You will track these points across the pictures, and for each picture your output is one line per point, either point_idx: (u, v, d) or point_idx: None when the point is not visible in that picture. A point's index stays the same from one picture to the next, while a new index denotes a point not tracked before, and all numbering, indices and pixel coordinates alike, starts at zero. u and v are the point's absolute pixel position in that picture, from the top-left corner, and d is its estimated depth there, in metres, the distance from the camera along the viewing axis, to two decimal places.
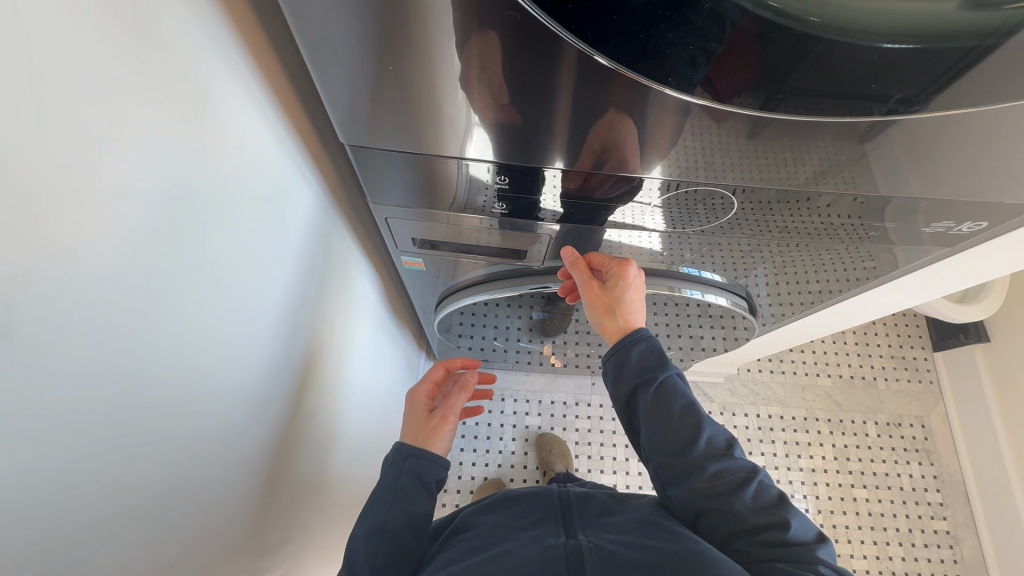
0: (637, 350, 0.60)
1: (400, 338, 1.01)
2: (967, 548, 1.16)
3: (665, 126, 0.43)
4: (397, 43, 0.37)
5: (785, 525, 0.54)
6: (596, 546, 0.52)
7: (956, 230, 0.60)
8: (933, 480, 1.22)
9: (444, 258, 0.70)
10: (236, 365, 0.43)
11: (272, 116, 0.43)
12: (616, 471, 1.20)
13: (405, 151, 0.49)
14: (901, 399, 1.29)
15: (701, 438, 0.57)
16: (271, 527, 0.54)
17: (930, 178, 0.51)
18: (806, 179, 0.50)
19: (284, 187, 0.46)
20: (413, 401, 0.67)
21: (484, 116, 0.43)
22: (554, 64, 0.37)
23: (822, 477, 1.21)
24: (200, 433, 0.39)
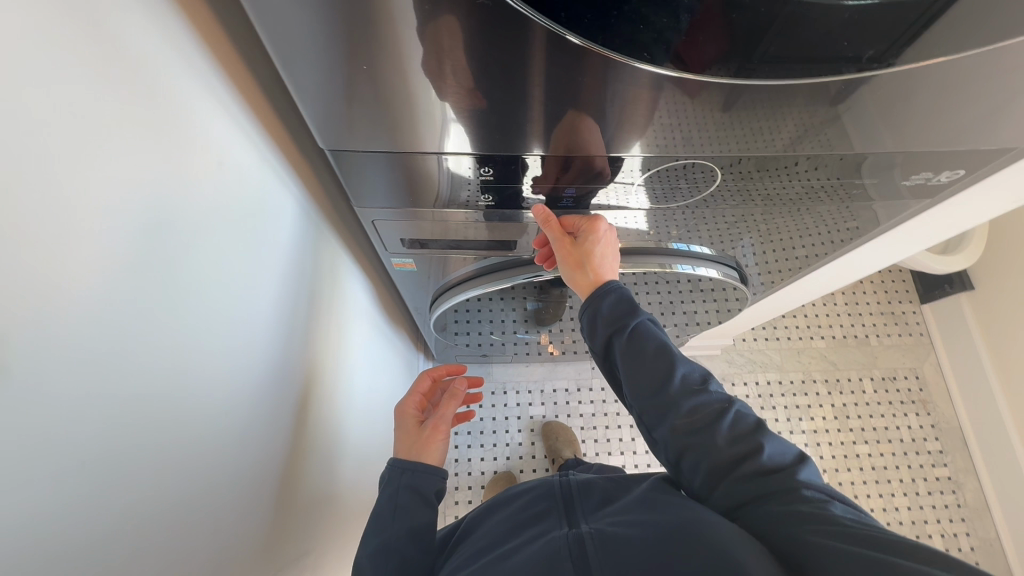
0: (610, 300, 0.59)
1: (397, 339, 1.02)
2: (970, 492, 1.16)
3: (641, 102, 0.43)
4: (368, 39, 0.37)
5: (763, 450, 0.51)
6: (597, 532, 0.51)
7: (935, 180, 0.61)
8: (931, 430, 1.21)
9: (435, 255, 0.72)
10: (242, 366, 0.46)
11: (241, 115, 0.45)
12: (623, 452, 1.19)
13: (384, 150, 0.50)
14: (894, 353, 1.28)
15: (674, 373, 0.55)
16: (292, 537, 0.56)
17: (903, 130, 0.51)
18: (784, 144, 0.51)
19: (264, 203, 0.49)
20: (402, 414, 0.72)
21: (458, 109, 0.44)
22: (521, 48, 0.37)
23: (825, 437, 1.20)
24: (209, 434, 0.41)
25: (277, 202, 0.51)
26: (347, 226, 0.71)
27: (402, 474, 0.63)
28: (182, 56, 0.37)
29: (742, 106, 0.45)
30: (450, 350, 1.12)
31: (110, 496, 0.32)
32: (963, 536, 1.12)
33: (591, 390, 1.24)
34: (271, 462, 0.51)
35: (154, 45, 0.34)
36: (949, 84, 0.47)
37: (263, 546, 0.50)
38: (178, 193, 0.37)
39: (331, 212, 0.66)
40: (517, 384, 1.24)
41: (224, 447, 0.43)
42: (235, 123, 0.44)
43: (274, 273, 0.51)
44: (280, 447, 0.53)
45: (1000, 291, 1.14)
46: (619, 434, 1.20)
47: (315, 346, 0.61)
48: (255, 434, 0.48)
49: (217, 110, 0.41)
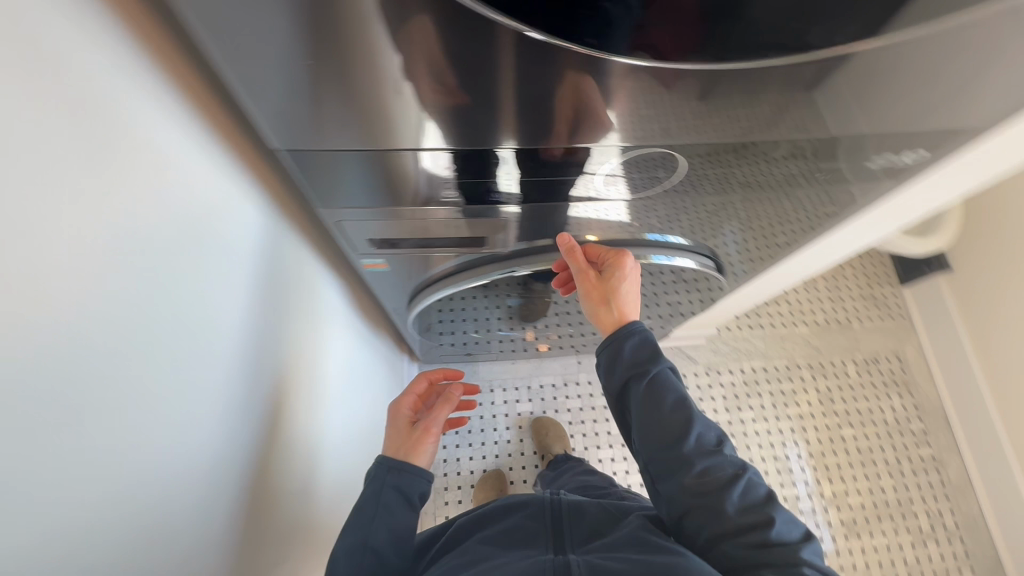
0: (632, 342, 0.64)
1: (378, 340, 1.01)
2: (953, 470, 1.18)
3: (595, 92, 0.42)
4: (302, 27, 0.36)
5: (770, 523, 0.57)
6: (584, 561, 0.57)
7: (898, 163, 0.59)
8: (914, 410, 1.23)
9: (413, 255, 0.71)
10: (194, 374, 0.45)
11: (180, 114, 0.43)
12: (612, 445, 1.18)
13: (344, 149, 0.49)
14: (876, 336, 1.29)
15: (690, 433, 0.60)
16: (262, 546, 0.56)
17: (873, 109, 0.50)
18: (759, 128, 0.51)
19: (214, 206, 0.48)
20: (396, 412, 0.71)
21: (413, 107, 0.43)
22: (467, 41, 0.36)
23: (811, 421, 1.21)
24: (153, 435, 0.40)
25: (230, 205, 0.50)
26: (317, 228, 0.70)
27: (389, 472, 0.64)
28: (104, 50, 0.36)
29: (699, 96, 0.44)
30: (434, 350, 1.11)
31: (34, 502, 0.31)
32: (947, 514, 1.14)
33: (577, 384, 1.24)
34: (234, 471, 0.50)
35: (72, 46, 0.34)
36: (912, 71, 0.47)
37: (227, 555, 0.49)
38: (103, 200, 0.36)
39: (298, 214, 0.64)
40: (504, 381, 1.23)
41: (173, 459, 0.42)
42: (175, 126, 0.43)
43: (230, 279, 0.50)
44: (244, 456, 0.52)
45: (976, 271, 1.15)
46: (607, 427, 1.20)
47: (281, 353, 0.60)
48: (212, 444, 0.47)
49: (150, 113, 0.40)
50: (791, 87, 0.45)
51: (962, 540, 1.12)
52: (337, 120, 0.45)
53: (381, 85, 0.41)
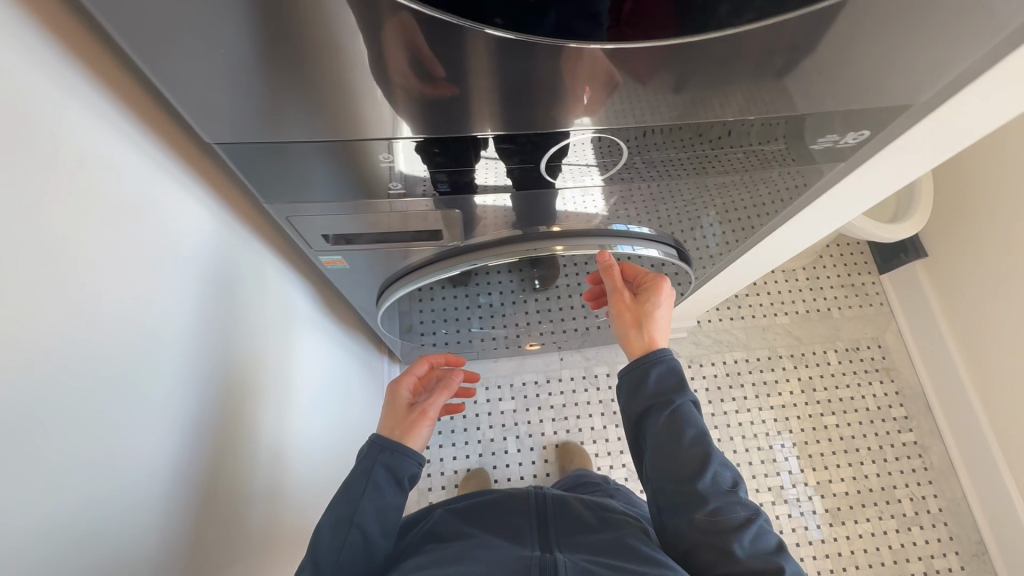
0: (656, 371, 0.64)
1: (354, 342, 1.01)
2: (935, 455, 1.18)
3: (533, 73, 0.41)
4: (221, 15, 0.36)
5: (778, 571, 0.57)
6: (573, 562, 0.58)
7: (843, 142, 0.60)
8: (895, 396, 1.23)
9: (368, 250, 0.69)
10: (134, 371, 0.44)
11: (110, 111, 0.43)
12: (596, 441, 1.18)
13: (266, 138, 0.48)
14: (856, 324, 1.29)
15: (708, 470, 0.60)
16: (219, 549, 0.55)
17: (839, 89, 0.50)
18: (732, 115, 0.51)
19: (150, 199, 0.47)
20: (394, 393, 0.70)
21: (332, 90, 0.42)
22: (384, 20, 0.36)
23: (793, 411, 1.22)
24: (88, 434, 0.40)
25: (170, 199, 0.49)
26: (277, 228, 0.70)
27: (382, 451, 0.63)
28: (22, 45, 0.36)
29: (638, 83, 0.44)
30: (414, 350, 1.11)
31: None
32: (931, 498, 1.15)
33: (559, 381, 1.24)
34: (182, 468, 0.50)
35: None
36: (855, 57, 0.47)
37: (178, 556, 0.49)
38: (17, 195, 0.35)
39: (254, 214, 0.64)
40: (486, 380, 1.23)
41: (109, 458, 0.42)
42: (100, 120, 0.42)
43: (178, 277, 0.50)
44: (194, 458, 0.52)
45: (954, 258, 1.17)
46: (591, 423, 1.20)
47: (237, 353, 0.59)
48: (154, 443, 0.46)
49: (75, 110, 0.40)
50: (733, 75, 0.45)
51: (947, 523, 1.13)
52: (254, 107, 0.44)
53: (296, 68, 0.40)
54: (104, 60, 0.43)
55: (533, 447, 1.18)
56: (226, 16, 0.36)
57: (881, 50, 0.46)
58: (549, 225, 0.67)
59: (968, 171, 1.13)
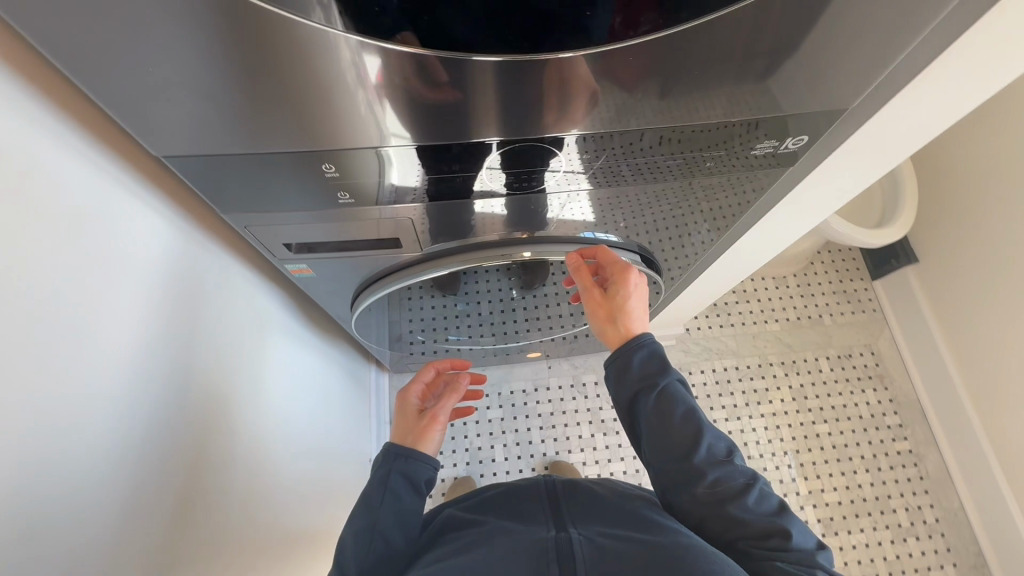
0: (638, 355, 0.61)
1: (337, 351, 1.03)
2: (931, 463, 1.17)
3: (489, 85, 0.43)
4: (158, 36, 0.38)
5: (787, 533, 0.55)
6: (587, 540, 0.55)
7: (784, 148, 0.60)
8: (890, 403, 1.22)
9: (329, 259, 0.68)
10: (86, 376, 0.46)
11: (66, 131, 0.45)
12: (583, 449, 1.19)
13: (217, 152, 0.49)
14: (849, 331, 1.28)
15: (703, 443, 0.57)
16: (188, 552, 0.56)
17: (809, 92, 0.50)
18: (718, 117, 0.51)
19: (103, 210, 0.49)
20: (403, 400, 0.70)
21: (269, 102, 0.44)
22: (313, 40, 0.38)
23: (784, 419, 1.21)
24: (47, 437, 0.42)
25: (126, 210, 0.51)
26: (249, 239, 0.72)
27: (397, 459, 0.64)
28: None
29: (626, 92, 0.46)
30: (403, 360, 1.13)
31: None
32: (927, 508, 1.14)
33: (547, 389, 1.24)
34: (146, 473, 0.51)
35: None
36: (797, 68, 0.47)
37: (142, 557, 0.50)
38: None
39: (222, 226, 0.66)
40: None
41: (64, 460, 0.43)
42: (52, 137, 0.44)
43: (134, 285, 0.52)
44: (158, 461, 0.53)
45: (943, 262, 1.17)
46: (578, 431, 1.20)
47: (204, 361, 0.61)
48: (112, 446, 0.48)
49: (28, 128, 0.42)
50: (673, 88, 0.46)
51: (943, 534, 1.12)
52: (201, 121, 0.46)
53: (235, 81, 0.41)
54: (61, 83, 0.45)
55: (521, 455, 1.19)
56: (161, 34, 0.38)
57: (828, 56, 0.47)
58: (533, 230, 0.67)
59: (955, 175, 1.13)
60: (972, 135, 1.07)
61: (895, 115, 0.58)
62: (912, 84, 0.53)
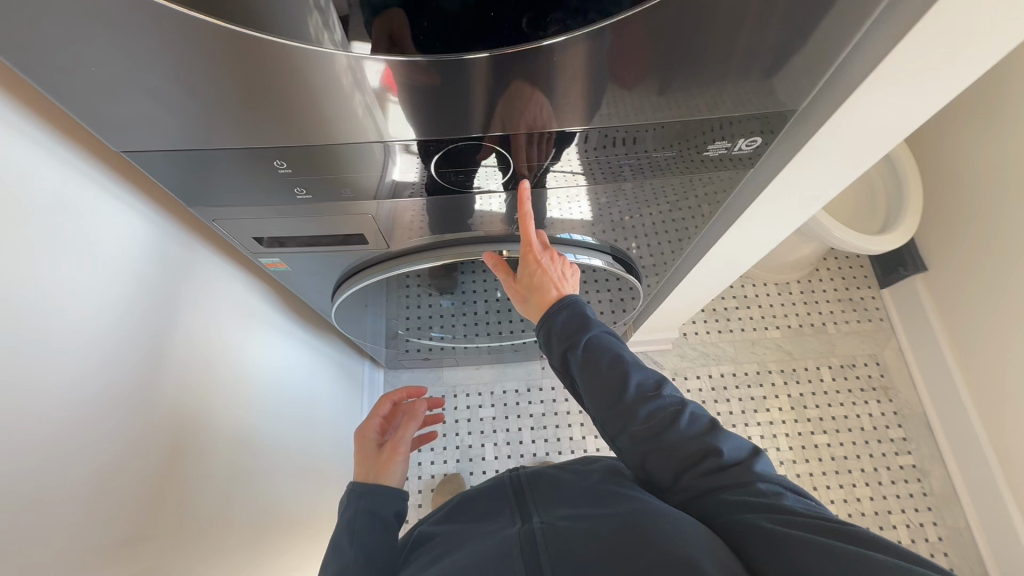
0: (562, 315, 0.62)
1: (327, 348, 1.06)
2: (936, 479, 1.13)
3: (481, 79, 0.43)
4: (107, 46, 0.39)
5: (718, 451, 0.53)
6: (550, 526, 0.53)
7: (737, 150, 0.58)
8: (893, 416, 1.19)
9: (299, 253, 0.70)
10: (55, 353, 0.48)
11: (43, 137, 0.48)
12: (574, 451, 1.19)
13: (174, 149, 0.50)
14: (852, 340, 1.25)
15: (629, 383, 0.58)
16: (163, 529, 0.59)
17: (774, 96, 0.50)
18: (720, 112, 0.50)
19: (70, 205, 0.51)
20: (362, 438, 0.72)
21: (222, 104, 0.45)
22: (261, 44, 0.39)
23: (782, 428, 1.19)
24: (19, 426, 0.44)
25: (93, 206, 0.53)
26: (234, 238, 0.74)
27: (361, 498, 0.64)
28: None
29: (624, 90, 0.46)
30: (398, 358, 1.16)
31: None
32: (929, 526, 1.10)
33: (540, 390, 1.25)
34: (119, 463, 0.54)
35: None
36: (759, 74, 0.47)
37: (113, 541, 0.52)
38: None
39: (199, 224, 0.69)
40: (467, 387, 1.26)
41: (28, 441, 0.45)
42: (14, 136, 0.46)
43: (107, 272, 0.54)
44: (132, 440, 0.56)
45: (951, 272, 1.13)
46: (570, 433, 1.21)
47: (180, 350, 0.63)
48: (78, 434, 0.50)
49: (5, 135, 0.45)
50: (631, 94, 0.46)
51: (947, 554, 1.08)
52: (159, 124, 0.47)
53: (187, 84, 0.43)
54: (33, 92, 0.48)
55: (511, 455, 1.20)
56: (109, 36, 0.39)
57: (793, 60, 0.46)
58: (511, 228, 0.67)
59: (964, 182, 1.09)
60: (981, 140, 1.04)
61: (874, 120, 0.56)
62: (884, 90, 0.51)
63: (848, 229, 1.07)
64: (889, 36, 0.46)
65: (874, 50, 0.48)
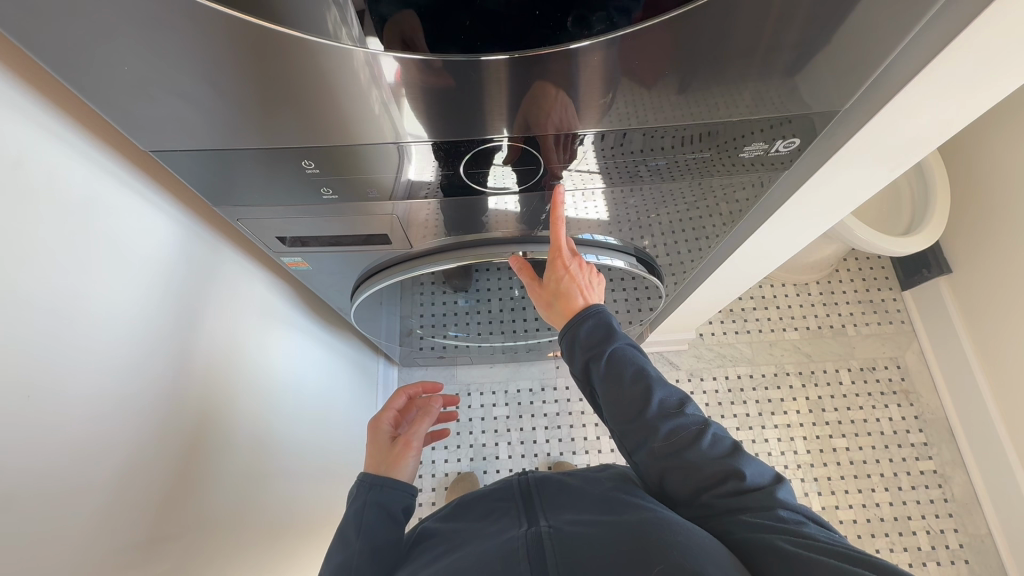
0: (587, 325, 0.61)
1: (345, 345, 1.06)
2: (957, 486, 1.11)
3: (502, 80, 0.42)
4: (134, 46, 0.39)
5: (740, 474, 0.52)
6: (556, 530, 0.52)
7: (774, 151, 0.56)
8: (914, 421, 1.17)
9: (319, 253, 0.70)
10: (77, 361, 0.48)
11: (72, 136, 0.48)
12: (588, 451, 1.18)
13: (199, 148, 0.50)
14: (873, 343, 1.24)
15: (652, 400, 0.56)
16: (186, 527, 0.59)
17: (808, 98, 0.49)
18: (745, 113, 0.49)
19: (97, 201, 0.51)
20: (377, 428, 0.72)
21: (253, 106, 0.44)
22: (284, 42, 0.38)
23: (799, 432, 1.18)
24: (48, 423, 0.45)
25: (120, 203, 0.53)
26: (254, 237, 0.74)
27: (371, 489, 0.63)
28: None
29: (644, 88, 0.44)
30: (413, 356, 1.16)
31: None
32: (950, 533, 1.09)
33: (555, 389, 1.25)
34: (143, 461, 0.54)
35: None
36: (794, 75, 0.45)
37: (138, 538, 0.53)
38: None
39: (224, 223, 0.69)
40: (481, 385, 1.26)
41: (57, 437, 0.45)
42: (41, 132, 0.45)
43: (136, 275, 0.54)
44: (155, 441, 0.56)
45: (976, 275, 1.11)
46: (584, 433, 1.20)
47: (205, 350, 0.64)
48: (104, 430, 0.50)
49: (32, 133, 0.45)
50: (655, 95, 0.45)
51: (967, 561, 1.06)
52: (186, 124, 0.47)
53: (212, 83, 0.42)
54: (61, 88, 0.48)
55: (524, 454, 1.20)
56: (139, 34, 0.38)
57: (831, 59, 0.44)
58: (530, 229, 0.67)
59: (995, 184, 1.06)
60: (1009, 140, 1.01)
61: (911, 124, 0.54)
62: (924, 95, 0.50)
63: (869, 229, 1.04)
64: (931, 38, 0.45)
65: (918, 50, 0.46)
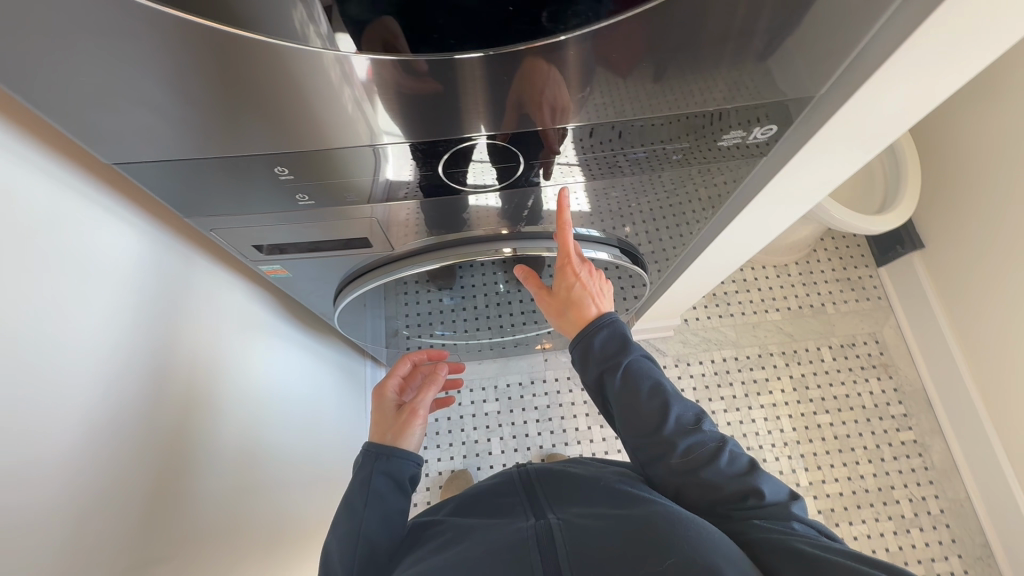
0: (600, 336, 0.61)
1: (329, 348, 1.04)
2: (936, 454, 1.15)
3: (479, 79, 0.41)
4: (87, 51, 0.37)
5: (758, 492, 0.54)
6: (566, 523, 0.53)
7: (753, 138, 0.57)
8: (893, 393, 1.20)
9: (299, 260, 0.68)
10: (52, 392, 0.46)
11: (29, 152, 0.46)
12: (580, 441, 1.19)
13: (166, 157, 0.48)
14: (852, 319, 1.27)
15: (670, 415, 0.57)
16: (176, 546, 0.58)
17: (785, 83, 0.49)
18: (718, 102, 0.49)
19: (55, 215, 0.48)
20: (380, 396, 0.72)
21: (219, 111, 0.43)
22: (246, 45, 0.37)
23: (785, 410, 1.20)
24: (24, 448, 0.43)
25: (83, 217, 0.51)
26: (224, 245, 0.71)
27: (377, 459, 0.63)
28: None
29: (619, 79, 0.44)
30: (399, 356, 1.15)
31: None
32: (931, 499, 1.12)
33: (544, 382, 1.25)
34: (126, 479, 0.53)
35: None
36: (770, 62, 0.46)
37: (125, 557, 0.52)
38: None
39: (195, 234, 0.66)
40: (471, 382, 1.25)
41: (35, 461, 0.44)
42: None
43: (106, 296, 0.53)
44: (137, 461, 0.54)
45: (949, 250, 1.14)
46: (575, 424, 1.21)
47: (184, 363, 0.62)
48: (84, 452, 0.49)
49: None
50: (633, 87, 0.45)
51: (948, 526, 1.10)
52: (151, 132, 0.45)
53: (176, 88, 0.40)
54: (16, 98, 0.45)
55: (517, 448, 1.20)
56: (97, 40, 0.36)
57: (805, 44, 0.45)
58: (515, 226, 0.66)
59: (965, 162, 1.09)
60: (977, 118, 1.04)
61: (886, 106, 0.55)
62: (896, 78, 0.50)
63: (843, 208, 1.06)
64: (904, 18, 0.45)
65: (892, 32, 0.46)
